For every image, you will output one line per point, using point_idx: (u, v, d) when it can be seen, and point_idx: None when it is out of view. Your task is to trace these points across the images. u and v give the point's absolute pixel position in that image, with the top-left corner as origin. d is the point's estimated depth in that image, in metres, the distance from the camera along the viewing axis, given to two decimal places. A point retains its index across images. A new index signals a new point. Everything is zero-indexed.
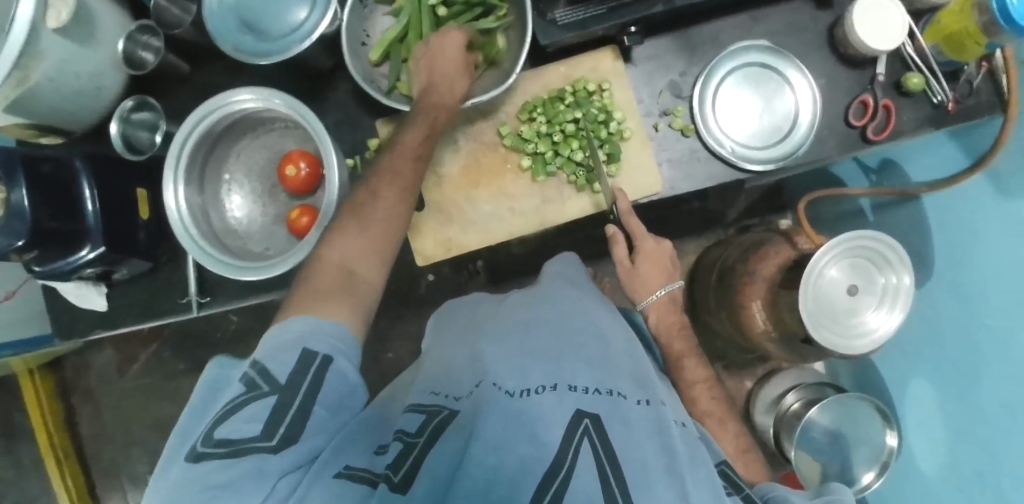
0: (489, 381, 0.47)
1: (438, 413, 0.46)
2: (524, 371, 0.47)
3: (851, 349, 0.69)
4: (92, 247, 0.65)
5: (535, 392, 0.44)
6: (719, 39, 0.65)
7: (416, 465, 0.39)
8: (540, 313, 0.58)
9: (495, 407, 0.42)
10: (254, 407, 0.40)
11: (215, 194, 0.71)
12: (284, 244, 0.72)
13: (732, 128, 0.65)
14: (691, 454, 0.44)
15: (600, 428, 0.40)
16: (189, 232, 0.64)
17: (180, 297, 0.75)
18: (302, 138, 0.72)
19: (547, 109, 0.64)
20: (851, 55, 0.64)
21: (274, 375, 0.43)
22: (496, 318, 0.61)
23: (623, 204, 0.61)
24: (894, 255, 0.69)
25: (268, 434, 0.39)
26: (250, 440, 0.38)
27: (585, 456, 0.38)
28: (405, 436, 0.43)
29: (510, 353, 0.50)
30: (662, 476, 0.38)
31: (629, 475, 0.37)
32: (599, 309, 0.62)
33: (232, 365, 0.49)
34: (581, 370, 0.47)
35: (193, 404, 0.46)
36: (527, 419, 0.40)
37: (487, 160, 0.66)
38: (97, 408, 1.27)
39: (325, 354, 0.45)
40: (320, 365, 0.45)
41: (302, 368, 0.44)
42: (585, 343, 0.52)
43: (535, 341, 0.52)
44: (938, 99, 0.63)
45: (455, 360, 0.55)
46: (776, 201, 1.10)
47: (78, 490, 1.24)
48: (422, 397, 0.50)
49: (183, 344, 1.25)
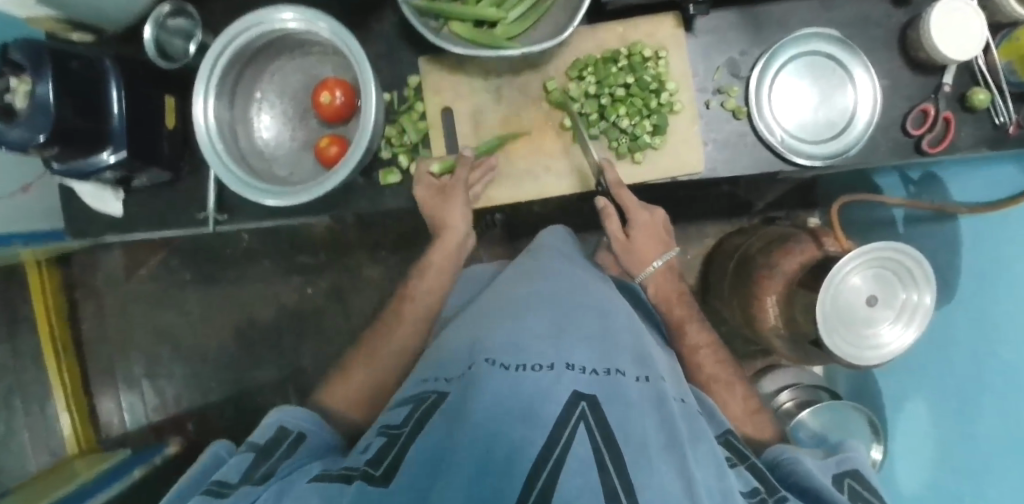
0: (482, 360, 0.46)
1: (424, 400, 0.47)
2: (519, 346, 0.47)
3: (860, 359, 0.68)
4: (113, 151, 0.63)
5: (530, 368, 0.43)
6: (788, 22, 0.62)
7: (401, 453, 0.39)
8: (540, 290, 0.58)
9: (489, 384, 0.42)
10: (233, 464, 0.46)
11: (242, 113, 0.69)
12: (309, 171, 0.70)
13: (784, 116, 0.63)
14: (692, 429, 0.44)
15: (597, 411, 0.39)
16: (213, 145, 0.63)
17: (198, 211, 0.75)
18: (340, 65, 0.69)
19: (598, 69, 0.61)
20: (921, 60, 0.61)
21: (253, 446, 0.49)
22: (494, 295, 0.61)
23: (612, 177, 0.60)
24: (919, 271, 0.68)
25: (246, 477, 0.44)
26: (230, 485, 0.42)
27: (582, 439, 0.37)
28: (389, 430, 0.43)
29: (508, 328, 0.50)
30: (662, 454, 0.38)
31: (626, 453, 0.36)
32: (596, 284, 0.63)
33: (226, 447, 0.52)
34: (579, 348, 0.47)
35: (183, 482, 0.47)
36: (521, 394, 0.40)
37: (529, 115, 0.64)
38: (101, 308, 1.29)
39: (297, 431, 0.53)
40: (293, 439, 0.52)
41: (277, 440, 0.51)
42: (584, 319, 0.53)
43: (533, 316, 0.52)
44: (1000, 120, 0.60)
45: (456, 341, 0.55)
46: (805, 198, 1.09)
47: (74, 384, 1.27)
48: (413, 387, 0.51)
49: (194, 256, 1.26)
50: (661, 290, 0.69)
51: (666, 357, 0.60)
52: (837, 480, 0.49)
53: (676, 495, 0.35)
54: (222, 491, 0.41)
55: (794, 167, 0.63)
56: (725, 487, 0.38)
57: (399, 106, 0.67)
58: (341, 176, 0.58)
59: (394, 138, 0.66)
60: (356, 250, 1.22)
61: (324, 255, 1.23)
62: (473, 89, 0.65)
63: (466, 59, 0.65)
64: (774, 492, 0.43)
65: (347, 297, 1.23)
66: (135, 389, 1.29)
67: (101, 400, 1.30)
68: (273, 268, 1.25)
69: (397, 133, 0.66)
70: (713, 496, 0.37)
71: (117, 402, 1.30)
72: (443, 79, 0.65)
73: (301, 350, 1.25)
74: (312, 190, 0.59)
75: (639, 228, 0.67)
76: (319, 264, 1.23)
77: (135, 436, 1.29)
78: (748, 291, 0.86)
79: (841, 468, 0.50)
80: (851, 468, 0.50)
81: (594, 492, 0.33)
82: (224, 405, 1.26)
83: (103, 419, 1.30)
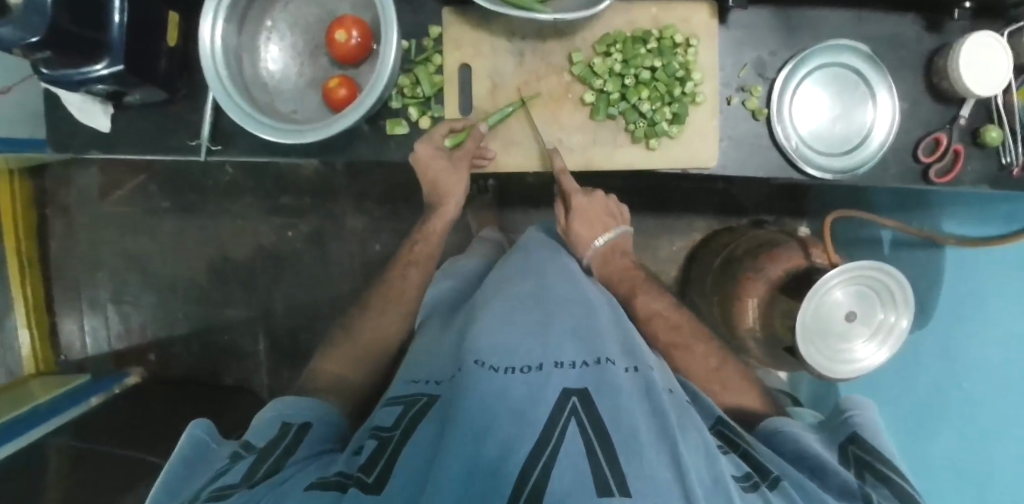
0: (471, 360, 0.47)
1: (415, 402, 0.49)
2: (507, 345, 0.48)
3: (834, 373, 0.70)
4: (108, 63, 0.58)
5: (519, 368, 0.45)
6: (820, 29, 0.62)
7: (391, 461, 0.41)
8: (530, 284, 0.59)
9: (477, 381, 0.43)
10: (236, 464, 0.46)
11: (251, 39, 0.65)
12: (314, 111, 0.68)
13: (802, 124, 0.63)
14: (681, 416, 0.46)
15: (588, 405, 0.41)
16: (218, 72, 0.59)
17: (190, 138, 0.72)
18: (359, 4, 0.66)
19: (626, 48, 0.60)
20: (943, 88, 0.61)
21: (256, 443, 0.49)
22: (485, 291, 0.62)
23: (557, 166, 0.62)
24: (901, 295, 0.70)
25: (248, 476, 0.44)
26: (232, 484, 0.42)
27: (572, 435, 0.39)
28: (381, 432, 0.45)
29: (496, 327, 0.51)
30: (653, 442, 0.40)
31: (618, 446, 0.38)
32: (584, 277, 0.64)
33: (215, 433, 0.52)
34: (567, 345, 0.48)
35: (174, 470, 0.47)
36: (509, 395, 0.42)
37: (550, 85, 0.63)
38: (71, 225, 1.25)
39: (302, 423, 0.53)
40: (299, 430, 0.52)
41: (281, 433, 0.51)
42: (572, 313, 0.54)
43: (520, 314, 0.53)
44: (1006, 160, 0.61)
45: (444, 346, 0.58)
46: (796, 206, 1.11)
47: (36, 300, 1.23)
48: (403, 388, 0.53)
49: (175, 183, 1.22)
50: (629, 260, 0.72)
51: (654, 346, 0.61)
52: (842, 448, 0.52)
53: (667, 482, 0.36)
54: (220, 493, 0.41)
55: (803, 177, 0.63)
56: (715, 472, 0.40)
57: (416, 55, 0.64)
58: (349, 120, 0.56)
59: (407, 88, 0.64)
60: (342, 197, 1.19)
61: (310, 199, 1.20)
62: (495, 49, 0.63)
63: (492, 17, 0.63)
64: (767, 475, 0.45)
65: (327, 244, 1.21)
66: (99, 312, 1.26)
67: (62, 320, 1.27)
68: (255, 205, 1.21)
69: (410, 85, 0.64)
70: (703, 482, 0.38)
71: (79, 324, 1.27)
72: (467, 35, 0.63)
73: (275, 292, 1.23)
74: (316, 132, 0.56)
75: (577, 211, 0.68)
76: (303, 207, 1.20)
77: (95, 360, 1.27)
78: (729, 291, 0.87)
79: (844, 435, 0.53)
80: (851, 432, 0.52)
81: (586, 488, 0.34)
82: (190, 339, 1.25)
83: (63, 339, 1.27)
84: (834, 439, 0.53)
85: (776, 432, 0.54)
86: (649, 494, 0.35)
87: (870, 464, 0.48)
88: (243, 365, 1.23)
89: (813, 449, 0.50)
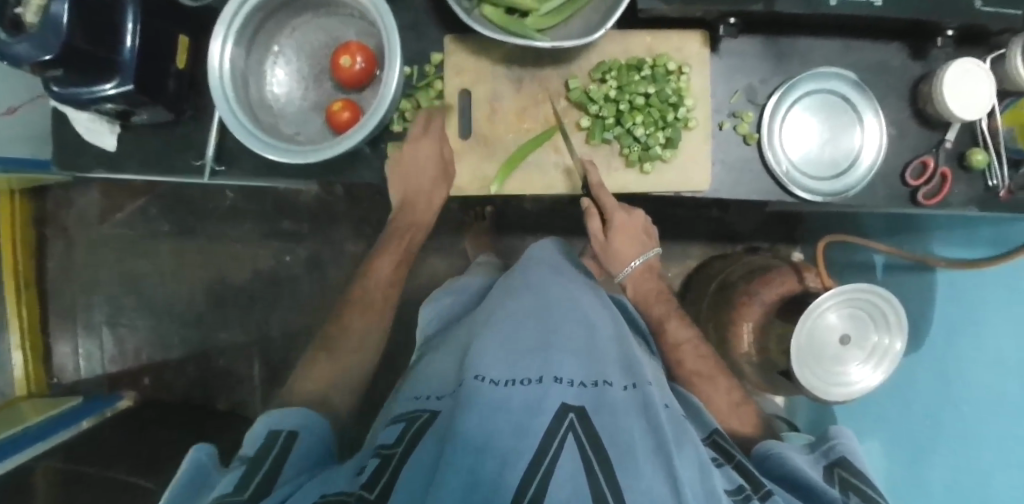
0: (471, 375, 0.47)
1: (416, 419, 0.49)
2: (508, 361, 0.49)
3: (829, 395, 0.70)
4: (118, 83, 0.60)
5: (519, 382, 0.46)
6: (809, 58, 0.64)
7: (392, 478, 0.42)
8: (531, 301, 0.59)
9: (479, 397, 0.43)
10: (226, 477, 0.45)
11: (258, 62, 0.67)
12: (317, 133, 0.69)
13: (792, 148, 0.65)
14: (679, 432, 0.46)
15: (585, 420, 0.42)
16: (224, 93, 0.61)
17: (194, 158, 0.73)
18: (364, 31, 0.69)
19: (621, 75, 0.62)
20: (928, 114, 0.63)
21: (245, 453, 0.49)
22: (486, 310, 0.62)
23: (593, 177, 0.62)
24: (894, 317, 0.70)
25: (241, 487, 0.43)
26: (225, 494, 0.42)
27: (570, 448, 0.39)
28: (382, 450, 0.46)
29: (496, 343, 0.51)
30: (648, 458, 0.41)
31: (614, 461, 0.39)
32: (583, 292, 0.64)
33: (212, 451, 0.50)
34: (567, 361, 0.49)
35: (176, 489, 0.45)
36: (509, 410, 0.42)
37: (548, 109, 0.65)
38: (70, 246, 1.25)
39: (290, 430, 0.53)
40: (287, 438, 0.52)
41: (269, 440, 0.51)
42: (571, 330, 0.54)
43: (520, 331, 0.53)
44: (993, 182, 0.63)
45: (444, 365, 0.58)
46: (790, 232, 1.13)
47: (31, 321, 1.23)
48: (405, 405, 0.53)
49: (174, 205, 1.23)
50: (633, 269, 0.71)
51: (652, 361, 0.62)
52: (828, 470, 0.52)
53: (662, 497, 0.38)
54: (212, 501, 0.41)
55: (794, 199, 0.64)
56: (710, 488, 0.40)
57: (418, 81, 0.67)
58: (352, 141, 0.57)
59: (409, 112, 0.66)
60: (341, 222, 1.20)
61: (308, 223, 1.21)
62: (493, 74, 0.65)
63: (492, 43, 0.65)
64: (759, 488, 0.45)
65: (325, 268, 1.22)
66: (94, 334, 1.26)
67: (57, 342, 1.26)
68: (254, 229, 1.22)
69: (412, 109, 0.66)
70: (698, 500, 0.39)
71: (74, 346, 1.26)
72: (467, 61, 0.65)
73: (272, 316, 1.23)
74: (318, 153, 0.58)
75: (617, 229, 0.68)
76: (301, 231, 1.22)
77: (89, 383, 1.26)
78: (722, 315, 0.87)
79: (831, 457, 0.53)
80: (839, 456, 0.53)
81: None
82: (185, 362, 1.24)
83: (57, 361, 1.26)
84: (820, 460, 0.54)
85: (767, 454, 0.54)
86: None
87: (858, 488, 0.49)
88: (235, 390, 1.22)
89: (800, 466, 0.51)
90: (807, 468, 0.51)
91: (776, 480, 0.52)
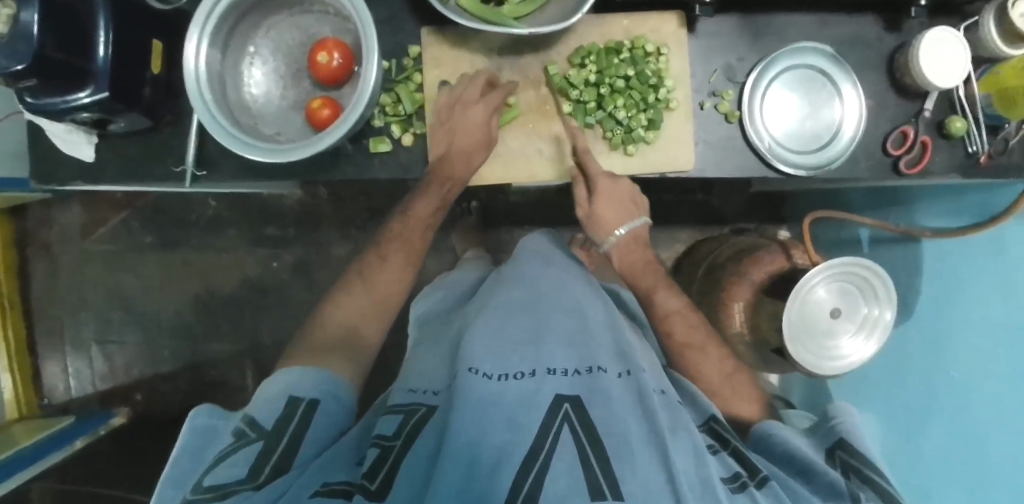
0: (464, 367, 0.47)
1: (413, 413, 0.49)
2: (500, 355, 0.48)
3: (819, 368, 0.70)
4: (92, 91, 0.58)
5: (513, 376, 0.46)
6: (786, 34, 0.64)
7: (393, 469, 0.41)
8: (521, 293, 0.59)
9: (472, 391, 0.43)
10: (242, 451, 0.44)
11: (234, 64, 0.66)
12: (298, 132, 0.69)
13: (774, 124, 0.65)
14: (674, 419, 0.46)
15: (579, 411, 0.42)
16: (201, 96, 0.60)
17: (174, 164, 0.72)
18: (340, 27, 0.68)
19: (600, 59, 0.62)
20: (906, 83, 0.64)
21: (263, 423, 0.48)
22: (478, 304, 0.62)
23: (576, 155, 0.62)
24: (884, 292, 0.71)
25: (253, 474, 0.43)
26: (237, 483, 0.41)
27: (565, 441, 0.40)
28: (383, 440, 0.45)
29: (488, 337, 0.51)
30: (644, 446, 0.41)
31: (609, 450, 0.39)
32: (575, 282, 0.64)
33: (218, 414, 0.51)
34: (559, 351, 0.49)
35: (180, 453, 0.47)
36: (503, 404, 0.42)
37: (529, 97, 0.65)
38: (53, 265, 1.23)
39: (311, 397, 0.52)
40: (307, 407, 0.51)
41: (289, 411, 0.50)
42: (562, 321, 0.54)
43: (512, 324, 0.53)
44: (972, 149, 0.64)
45: (439, 360, 0.57)
46: (776, 211, 1.14)
47: (18, 343, 1.21)
48: (400, 397, 0.53)
49: (157, 217, 1.21)
50: (633, 259, 0.70)
51: (646, 350, 0.62)
52: (828, 454, 0.52)
53: (657, 485, 0.37)
54: (222, 492, 0.40)
55: (777, 174, 0.65)
56: (704, 475, 0.40)
57: (397, 75, 0.66)
58: (335, 137, 0.57)
59: (389, 107, 0.65)
60: (327, 225, 1.19)
61: (294, 228, 1.20)
62: (473, 65, 0.65)
63: (470, 33, 0.65)
64: (755, 474, 0.45)
65: (314, 272, 1.21)
66: (83, 352, 1.24)
67: (46, 363, 1.24)
68: (239, 237, 1.21)
69: (392, 103, 0.65)
70: (694, 486, 0.39)
71: (63, 366, 1.24)
72: (445, 53, 0.65)
73: (263, 324, 1.22)
74: (300, 151, 0.57)
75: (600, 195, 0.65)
76: (288, 237, 1.20)
77: (81, 402, 1.24)
78: (714, 297, 0.88)
79: (831, 440, 0.53)
80: (837, 437, 0.52)
81: (580, 491, 0.35)
82: (177, 375, 1.23)
83: (46, 383, 1.24)
84: (822, 443, 0.53)
85: (765, 434, 0.54)
86: (639, 497, 0.36)
87: (859, 471, 0.49)
88: (229, 400, 1.21)
89: (804, 452, 0.50)
90: (805, 450, 0.51)
91: (778, 465, 0.51)
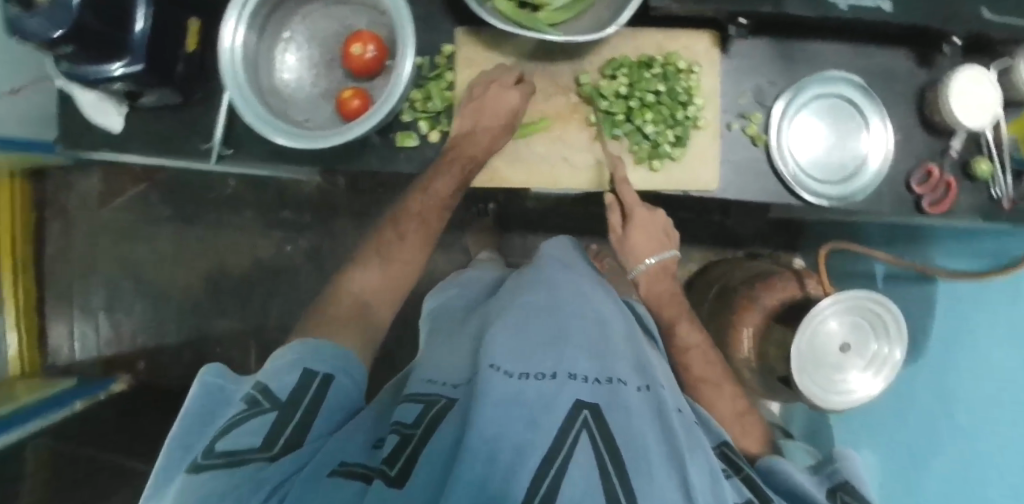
0: (486, 363, 0.47)
1: (433, 403, 0.48)
2: (522, 354, 0.48)
3: (827, 401, 0.69)
4: (127, 63, 0.59)
5: (534, 376, 0.45)
6: (818, 62, 0.65)
7: (413, 457, 0.41)
8: (543, 296, 0.59)
9: (494, 387, 0.43)
10: (255, 420, 0.44)
11: (269, 48, 0.67)
12: (326, 120, 0.69)
13: (800, 151, 0.65)
14: (691, 438, 0.46)
15: (599, 419, 0.42)
16: (237, 76, 0.60)
17: (202, 141, 0.73)
18: (376, 20, 0.69)
19: (632, 72, 0.63)
20: (934, 121, 0.63)
21: (275, 391, 0.48)
22: (499, 302, 0.62)
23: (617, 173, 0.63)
24: (894, 327, 0.70)
25: (267, 445, 0.43)
26: (251, 451, 0.41)
27: (584, 447, 0.39)
28: (403, 428, 0.45)
29: (510, 336, 0.51)
30: (662, 462, 0.41)
31: (628, 462, 0.39)
32: (596, 290, 0.64)
33: (225, 376, 0.51)
34: (580, 357, 0.48)
35: (190, 412, 0.47)
36: (523, 403, 0.42)
37: (558, 104, 0.65)
38: (69, 230, 1.25)
39: (325, 372, 0.52)
40: (320, 381, 0.51)
41: (304, 384, 0.50)
42: (583, 328, 0.53)
43: (534, 325, 0.53)
44: (996, 193, 0.63)
45: (455, 355, 0.57)
46: (791, 239, 1.13)
47: (28, 303, 1.22)
48: (418, 386, 0.53)
49: (175, 192, 1.23)
50: (660, 289, 0.70)
51: (663, 364, 0.61)
52: (829, 493, 0.51)
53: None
54: (238, 460, 0.40)
55: (799, 201, 0.64)
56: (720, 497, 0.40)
57: (429, 72, 0.67)
58: (365, 127, 0.57)
59: (419, 102, 0.66)
60: (342, 214, 1.20)
61: (310, 214, 1.21)
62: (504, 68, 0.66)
63: (505, 36, 0.66)
64: None
65: (325, 260, 1.21)
66: (90, 319, 1.25)
67: (52, 325, 1.25)
68: (254, 219, 1.22)
69: (422, 99, 0.66)
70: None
71: (70, 330, 1.25)
72: (478, 54, 0.66)
73: (270, 307, 1.23)
74: (329, 138, 0.57)
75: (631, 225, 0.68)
76: (303, 223, 1.21)
77: (83, 367, 1.25)
78: (723, 319, 0.88)
79: (834, 481, 0.52)
80: (841, 481, 0.52)
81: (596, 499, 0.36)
82: (180, 349, 1.23)
83: (51, 345, 1.25)
84: (824, 482, 0.52)
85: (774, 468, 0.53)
86: None
87: None
88: None
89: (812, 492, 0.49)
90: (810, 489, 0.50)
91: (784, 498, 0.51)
